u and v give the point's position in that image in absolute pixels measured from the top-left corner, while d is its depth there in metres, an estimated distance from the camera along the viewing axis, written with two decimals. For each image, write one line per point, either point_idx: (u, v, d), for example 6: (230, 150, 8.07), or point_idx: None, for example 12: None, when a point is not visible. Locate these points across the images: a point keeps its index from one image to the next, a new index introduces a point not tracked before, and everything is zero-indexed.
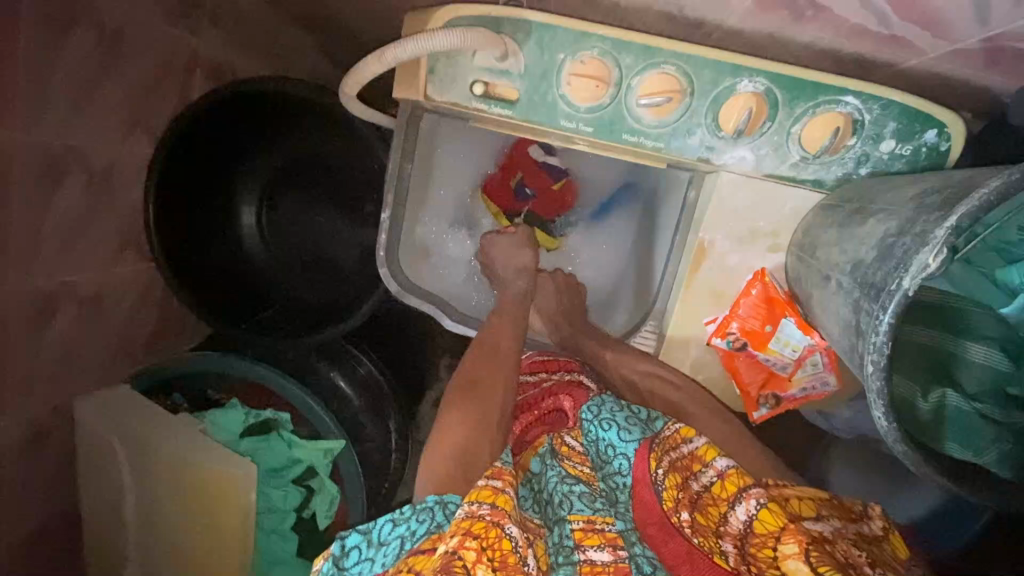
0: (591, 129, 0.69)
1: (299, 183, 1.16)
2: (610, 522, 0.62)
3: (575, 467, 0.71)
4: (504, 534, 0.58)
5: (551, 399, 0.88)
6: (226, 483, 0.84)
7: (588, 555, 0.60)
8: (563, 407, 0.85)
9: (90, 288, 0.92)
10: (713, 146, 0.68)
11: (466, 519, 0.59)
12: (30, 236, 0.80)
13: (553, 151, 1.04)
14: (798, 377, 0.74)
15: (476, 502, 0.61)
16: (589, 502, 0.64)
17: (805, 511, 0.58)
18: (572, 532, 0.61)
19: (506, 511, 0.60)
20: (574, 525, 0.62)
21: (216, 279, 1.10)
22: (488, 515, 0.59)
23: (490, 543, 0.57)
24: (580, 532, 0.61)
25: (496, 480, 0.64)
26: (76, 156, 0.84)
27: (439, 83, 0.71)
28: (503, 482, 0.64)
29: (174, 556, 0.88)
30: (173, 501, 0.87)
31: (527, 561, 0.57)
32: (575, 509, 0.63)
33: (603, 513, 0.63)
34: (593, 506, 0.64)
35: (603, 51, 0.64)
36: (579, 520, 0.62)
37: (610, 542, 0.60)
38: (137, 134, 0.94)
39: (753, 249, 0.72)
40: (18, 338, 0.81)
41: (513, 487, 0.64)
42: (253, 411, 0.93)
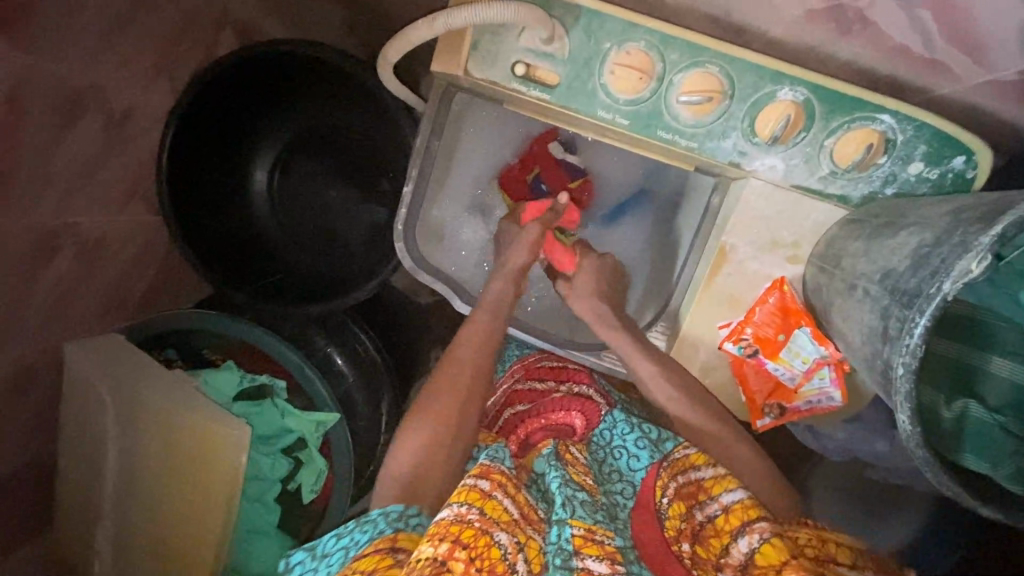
0: (627, 122, 0.70)
1: (314, 153, 1.15)
2: (610, 536, 0.63)
3: (579, 475, 0.71)
4: (493, 542, 0.58)
5: (563, 411, 0.86)
6: (220, 444, 0.80)
7: (586, 563, 0.59)
8: (573, 423, 0.84)
9: (93, 233, 0.89)
10: (746, 151, 0.69)
11: (455, 523, 0.59)
12: (42, 170, 0.77)
13: (575, 149, 0.99)
14: (804, 389, 0.75)
15: (464, 504, 0.61)
16: (591, 511, 0.64)
17: (812, 552, 0.64)
18: (572, 538, 0.61)
19: (494, 519, 0.60)
20: (575, 531, 0.61)
21: (220, 240, 1.08)
22: (477, 522, 0.59)
23: (478, 553, 0.57)
24: (580, 539, 0.61)
25: (484, 481, 0.63)
26: (96, 96, 0.81)
27: (481, 60, 0.71)
28: (491, 484, 0.63)
29: (154, 515, 0.84)
30: (159, 458, 0.84)
31: (516, 566, 0.58)
32: (576, 515, 0.63)
33: (604, 526, 0.63)
34: (593, 516, 0.64)
35: (649, 44, 0.64)
36: (580, 527, 0.62)
37: (608, 555, 0.60)
38: (160, 83, 0.92)
39: (773, 257, 0.73)
40: (16, 273, 0.79)
41: (501, 490, 0.63)
42: (249, 375, 0.91)
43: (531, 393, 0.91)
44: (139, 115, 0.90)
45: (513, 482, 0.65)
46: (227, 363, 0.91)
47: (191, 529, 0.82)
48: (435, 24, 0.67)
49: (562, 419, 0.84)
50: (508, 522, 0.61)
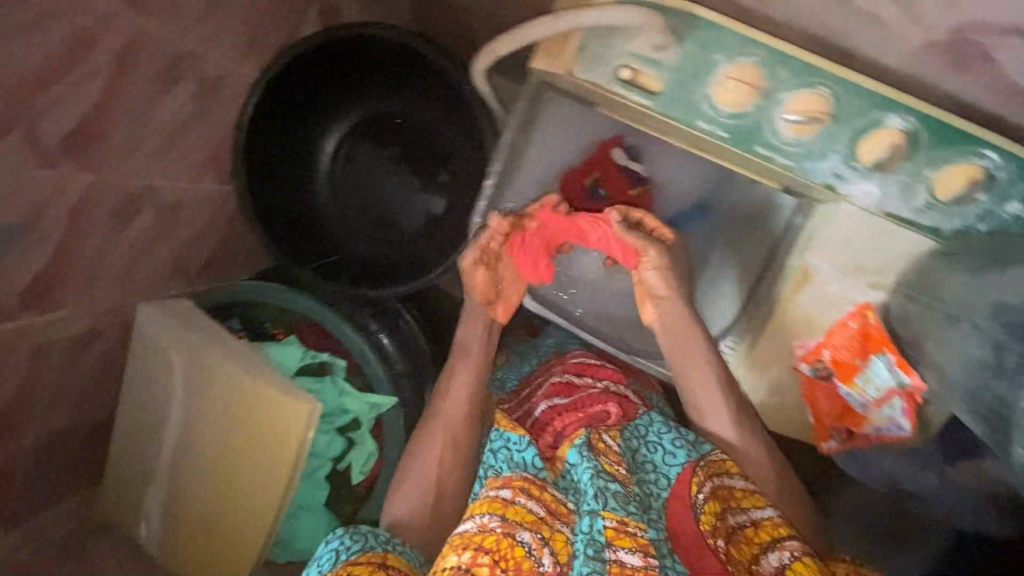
0: (726, 135, 0.70)
1: (379, 138, 1.15)
2: (643, 528, 0.59)
3: (612, 466, 0.67)
4: (516, 543, 0.60)
5: (600, 403, 0.83)
6: (284, 415, 0.78)
7: (618, 556, 0.57)
8: (609, 412, 0.80)
9: (169, 197, 0.89)
10: (842, 175, 0.69)
11: (479, 533, 0.62)
12: (138, 130, 0.78)
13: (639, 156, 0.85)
14: (874, 416, 0.75)
15: (487, 514, 0.63)
16: (624, 503, 0.61)
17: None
18: (604, 530, 0.58)
19: (516, 522, 0.62)
20: (607, 523, 0.58)
21: (281, 216, 1.08)
22: (499, 528, 0.62)
23: (504, 557, 0.60)
24: (612, 532, 0.58)
25: (507, 488, 0.66)
26: (194, 63, 0.82)
27: (588, 62, 0.71)
28: (513, 490, 0.65)
29: (210, 481, 0.83)
30: (219, 425, 0.82)
31: (541, 562, 0.61)
32: (608, 506, 0.60)
33: (637, 518, 0.60)
34: (626, 507, 0.60)
35: (763, 60, 0.65)
36: (612, 519, 0.59)
37: (642, 547, 0.57)
38: (248, 55, 0.93)
39: (855, 283, 0.73)
40: (99, 230, 0.79)
41: (523, 495, 0.65)
42: (310, 352, 0.91)
43: (568, 386, 0.89)
44: (227, 85, 0.90)
45: (538, 484, 0.67)
46: (290, 339, 0.92)
47: (245, 504, 0.81)
48: (559, 23, 0.69)
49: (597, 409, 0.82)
50: (533, 522, 0.63)
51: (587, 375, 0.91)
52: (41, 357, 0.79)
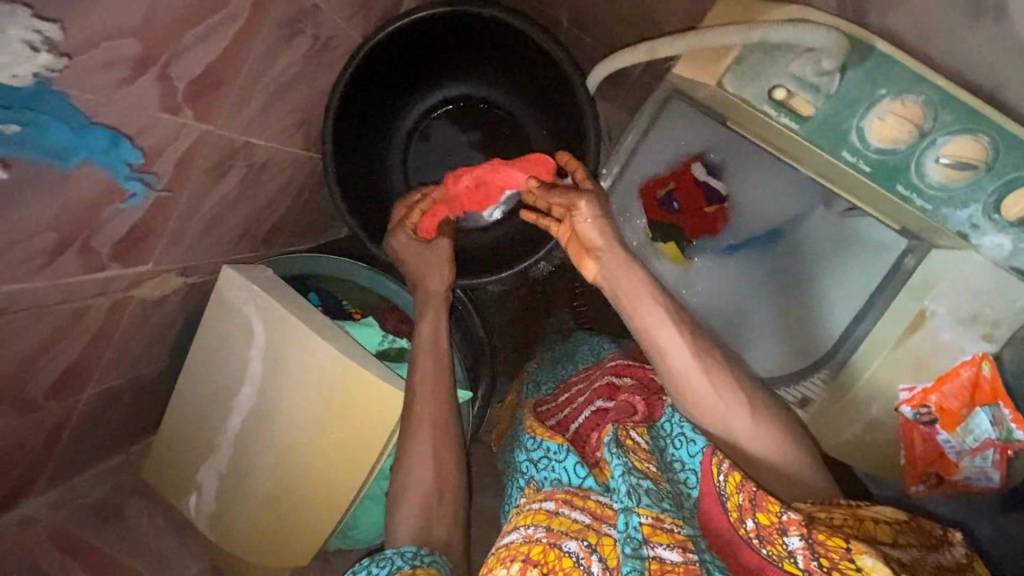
0: (869, 169, 0.69)
1: (464, 122, 1.12)
2: (679, 524, 0.56)
3: (643, 462, 0.63)
4: (563, 552, 0.58)
5: (628, 394, 0.75)
6: (376, 402, 0.75)
7: (657, 553, 0.53)
8: (635, 405, 0.73)
9: (260, 157, 0.84)
10: (979, 226, 0.69)
11: (525, 544, 0.60)
12: (253, 83, 0.72)
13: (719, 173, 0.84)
14: (964, 465, 0.76)
15: (530, 526, 0.62)
16: (657, 500, 0.57)
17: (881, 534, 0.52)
18: (641, 526, 0.55)
19: (562, 532, 0.60)
20: (642, 519, 0.55)
21: (359, 189, 1.04)
22: (545, 538, 0.60)
23: (552, 569, 0.57)
24: (648, 528, 0.55)
25: (550, 502, 0.65)
26: (314, 18, 0.77)
27: (741, 75, 0.69)
28: (556, 503, 0.64)
29: (278, 461, 0.80)
30: (298, 404, 0.78)
31: (591, 570, 0.57)
32: (643, 503, 0.56)
33: (673, 514, 0.57)
34: (660, 504, 0.57)
35: (929, 100, 0.64)
36: (647, 515, 0.56)
37: (679, 543, 0.54)
38: (358, 18, 0.88)
39: (968, 332, 0.74)
40: (196, 183, 0.73)
41: (567, 505, 0.64)
42: (390, 336, 0.87)
43: (608, 388, 0.79)
44: (335, 46, 0.85)
45: (581, 494, 0.65)
46: (369, 320, 0.88)
47: (320, 485, 0.78)
48: (750, 34, 0.67)
49: (622, 401, 0.74)
50: (579, 530, 0.60)
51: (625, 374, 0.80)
52: (116, 311, 0.74)
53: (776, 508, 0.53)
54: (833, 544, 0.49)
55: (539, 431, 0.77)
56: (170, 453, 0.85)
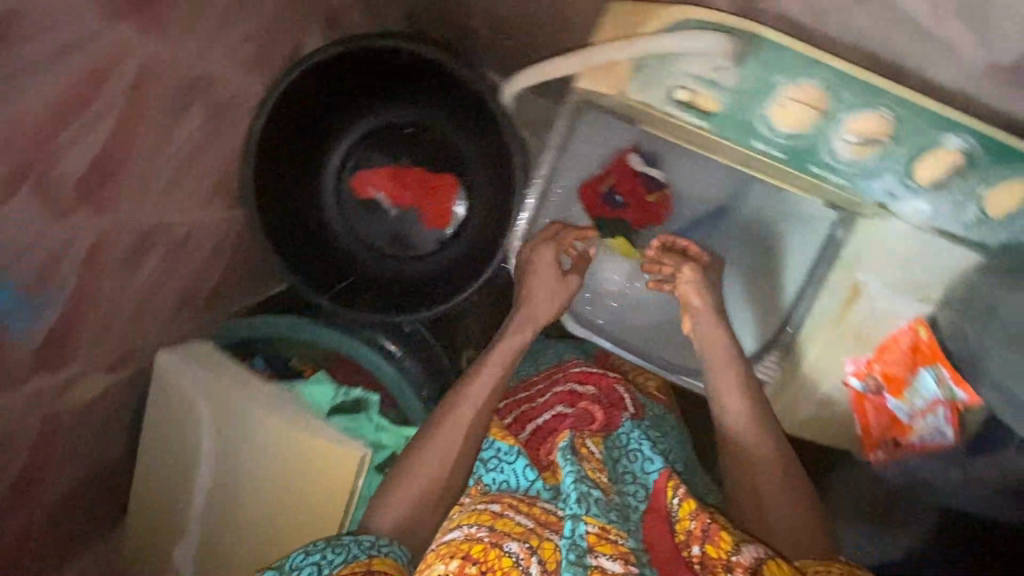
0: (782, 154, 0.70)
1: (392, 151, 1.11)
2: (624, 536, 0.56)
3: (595, 473, 0.64)
4: (504, 554, 0.56)
5: (590, 403, 0.74)
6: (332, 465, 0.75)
7: (600, 562, 0.54)
8: (594, 413, 0.73)
9: (181, 230, 0.82)
10: (895, 193, 0.70)
11: (465, 541, 0.58)
12: (150, 163, 0.71)
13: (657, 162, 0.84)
14: (919, 426, 0.77)
15: (475, 524, 0.59)
16: (605, 510, 0.58)
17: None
18: (586, 535, 0.55)
19: (505, 532, 0.58)
20: (589, 528, 0.56)
21: (296, 240, 1.02)
22: (487, 537, 0.57)
23: (490, 568, 0.55)
24: (593, 537, 0.55)
25: (496, 503, 0.62)
26: (205, 87, 0.75)
27: (642, 82, 0.69)
28: (502, 505, 0.62)
29: (247, 543, 0.78)
30: (254, 479, 0.78)
31: (529, 571, 0.56)
32: (591, 511, 0.57)
33: (619, 525, 0.57)
34: (608, 514, 0.57)
35: (828, 82, 0.63)
36: (594, 524, 0.56)
37: (622, 555, 0.55)
38: (257, 71, 0.85)
39: (902, 297, 0.74)
40: (110, 273, 0.72)
41: (512, 509, 0.61)
42: (344, 388, 0.86)
43: (570, 394, 0.76)
44: (237, 105, 0.83)
45: (527, 501, 0.62)
46: (320, 375, 0.87)
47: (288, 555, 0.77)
48: (627, 49, 0.65)
49: (581, 408, 0.73)
50: (522, 533, 0.58)
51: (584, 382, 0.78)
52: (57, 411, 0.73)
53: (726, 545, 0.55)
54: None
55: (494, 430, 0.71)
56: (146, 536, 0.85)
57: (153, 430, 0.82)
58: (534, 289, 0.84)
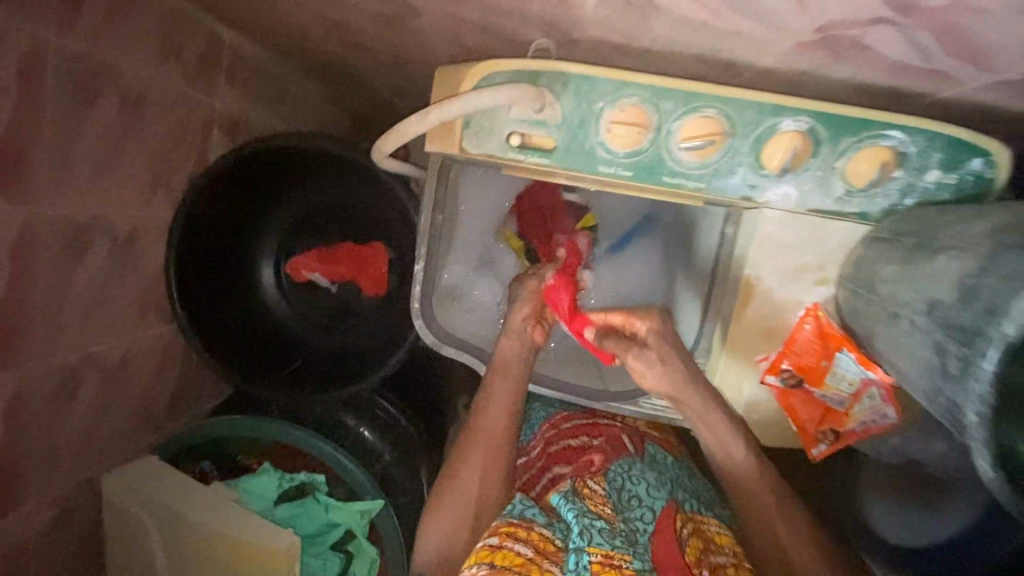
0: (631, 173, 0.69)
1: (318, 230, 1.15)
2: (628, 560, 0.63)
3: (597, 505, 0.72)
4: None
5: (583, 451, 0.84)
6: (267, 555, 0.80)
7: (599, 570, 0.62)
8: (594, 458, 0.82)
9: (113, 357, 0.88)
10: (756, 184, 0.67)
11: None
12: (57, 304, 0.77)
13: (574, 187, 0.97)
14: (855, 411, 0.73)
15: (475, 564, 0.67)
16: (609, 537, 0.66)
17: None
18: (590, 565, 0.63)
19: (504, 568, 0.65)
20: (592, 557, 0.63)
21: (240, 337, 1.07)
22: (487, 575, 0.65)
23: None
24: (597, 565, 0.62)
25: (494, 536, 0.69)
26: (102, 223, 0.82)
27: (476, 136, 0.70)
28: (499, 535, 0.68)
29: None
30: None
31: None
32: (593, 542, 0.64)
33: (621, 551, 0.64)
34: (611, 542, 0.65)
35: (644, 98, 0.64)
36: (597, 554, 0.63)
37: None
38: (159, 194, 0.92)
39: (800, 283, 0.71)
40: (40, 414, 0.77)
41: (510, 539, 0.68)
42: (287, 475, 0.90)
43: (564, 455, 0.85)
44: (144, 231, 0.90)
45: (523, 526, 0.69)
46: (265, 466, 0.90)
47: None
48: (427, 117, 0.66)
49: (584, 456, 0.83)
50: (521, 565, 0.65)
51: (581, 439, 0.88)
52: (16, 557, 0.77)
53: None
54: None
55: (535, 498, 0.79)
56: None
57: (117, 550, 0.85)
58: (441, 344, 0.91)
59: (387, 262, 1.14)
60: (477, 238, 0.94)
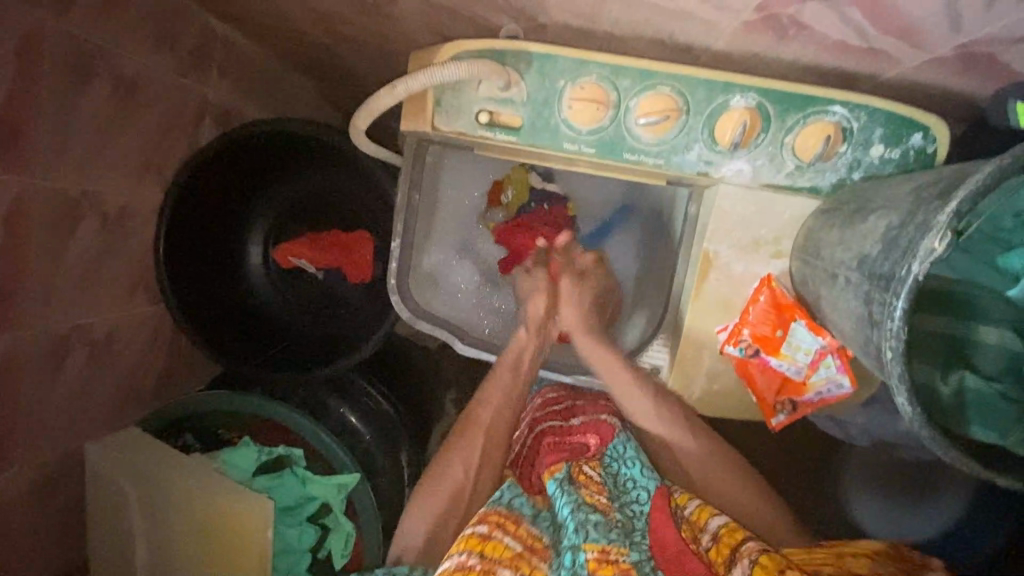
0: (593, 150, 0.72)
1: (306, 218, 1.19)
2: (625, 553, 0.68)
3: (593, 496, 0.75)
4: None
5: (581, 430, 0.84)
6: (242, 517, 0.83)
7: None
8: (586, 442, 0.82)
9: (101, 331, 0.91)
10: (712, 159, 0.70)
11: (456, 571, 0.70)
12: (48, 276, 0.81)
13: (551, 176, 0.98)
14: (813, 381, 0.75)
15: (465, 552, 0.72)
16: (604, 531, 0.70)
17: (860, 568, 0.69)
18: (587, 562, 0.67)
19: (494, 559, 0.71)
20: (588, 555, 0.68)
21: (225, 319, 1.09)
22: (477, 565, 0.70)
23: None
24: (593, 563, 0.67)
25: (483, 525, 0.74)
26: (94, 200, 0.86)
27: (446, 114, 0.73)
28: (488, 526, 0.74)
29: None
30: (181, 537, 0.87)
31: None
32: (589, 539, 0.69)
33: (618, 544, 0.69)
34: (607, 536, 0.69)
35: (603, 76, 0.68)
36: (593, 550, 0.68)
37: (622, 572, 0.67)
38: (150, 177, 0.96)
39: (756, 257, 0.74)
40: (27, 382, 0.80)
41: (499, 530, 0.74)
42: (266, 448, 0.92)
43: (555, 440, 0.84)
44: (134, 211, 0.94)
45: (512, 519, 0.76)
46: (244, 440, 0.92)
47: None
48: (398, 90, 0.70)
49: (576, 440, 0.83)
50: (510, 558, 0.72)
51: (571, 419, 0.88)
52: (2, 519, 0.80)
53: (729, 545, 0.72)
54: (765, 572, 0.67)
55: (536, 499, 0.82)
56: None
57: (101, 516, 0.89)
58: (417, 319, 0.91)
59: (372, 249, 1.17)
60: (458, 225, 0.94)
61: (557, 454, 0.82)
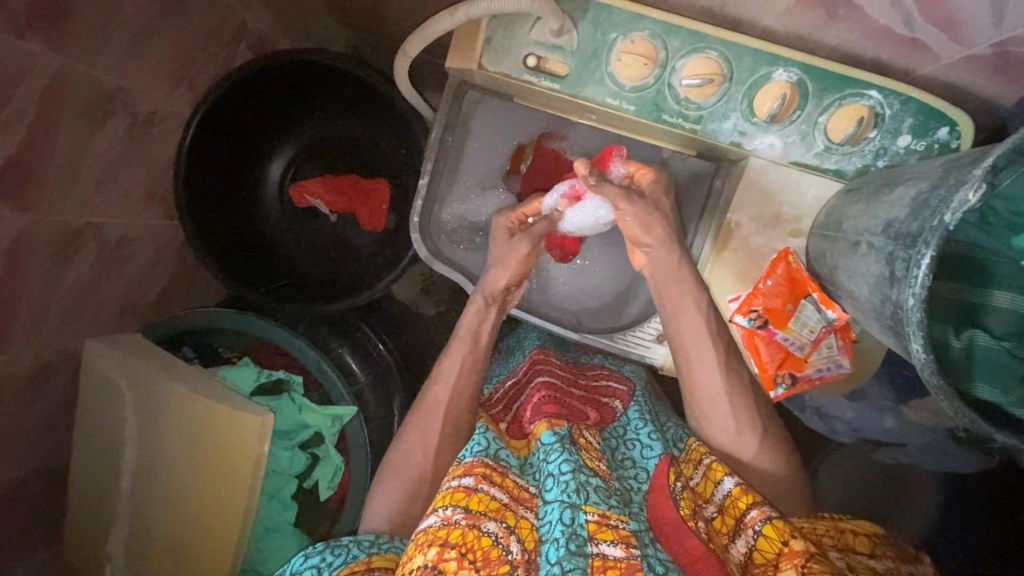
0: (634, 107, 0.74)
1: (328, 158, 1.18)
2: (625, 521, 0.60)
3: (593, 461, 0.69)
4: (482, 533, 0.61)
5: (580, 401, 0.83)
6: (238, 429, 0.83)
7: (601, 549, 0.57)
8: (588, 412, 0.81)
9: (112, 234, 0.90)
10: (746, 131, 0.73)
11: (443, 527, 0.62)
12: (68, 167, 0.80)
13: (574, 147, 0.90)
14: (814, 358, 0.78)
15: (450, 507, 0.63)
16: (605, 496, 0.62)
17: (861, 546, 0.69)
18: (586, 524, 0.59)
19: (480, 512, 0.62)
20: (589, 516, 0.59)
21: (237, 244, 1.10)
22: (464, 520, 0.61)
23: (471, 548, 0.60)
24: (593, 525, 0.58)
25: (468, 478, 0.66)
26: (123, 98, 0.85)
27: (494, 54, 0.75)
28: (475, 479, 0.66)
29: (166, 501, 0.87)
30: (171, 447, 0.87)
31: (510, 549, 0.61)
32: (590, 500, 0.60)
33: (618, 511, 0.61)
34: (608, 501, 0.61)
35: (654, 34, 0.70)
36: (593, 512, 0.59)
37: (623, 539, 0.58)
38: (180, 89, 0.96)
39: (775, 233, 0.77)
40: (37, 270, 0.79)
41: (486, 482, 0.66)
42: (266, 371, 0.94)
43: (554, 399, 0.79)
44: (161, 118, 0.93)
45: (498, 471, 0.68)
46: (245, 360, 0.94)
47: (204, 518, 0.85)
48: (457, 15, 0.71)
49: (576, 406, 0.81)
50: (496, 510, 0.63)
51: (575, 384, 0.87)
52: None
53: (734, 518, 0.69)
54: (769, 546, 0.64)
55: (521, 447, 0.75)
56: (91, 526, 0.90)
57: (86, 417, 0.88)
58: (433, 260, 0.93)
59: (389, 198, 1.16)
60: (482, 175, 0.93)
61: (556, 407, 0.76)
